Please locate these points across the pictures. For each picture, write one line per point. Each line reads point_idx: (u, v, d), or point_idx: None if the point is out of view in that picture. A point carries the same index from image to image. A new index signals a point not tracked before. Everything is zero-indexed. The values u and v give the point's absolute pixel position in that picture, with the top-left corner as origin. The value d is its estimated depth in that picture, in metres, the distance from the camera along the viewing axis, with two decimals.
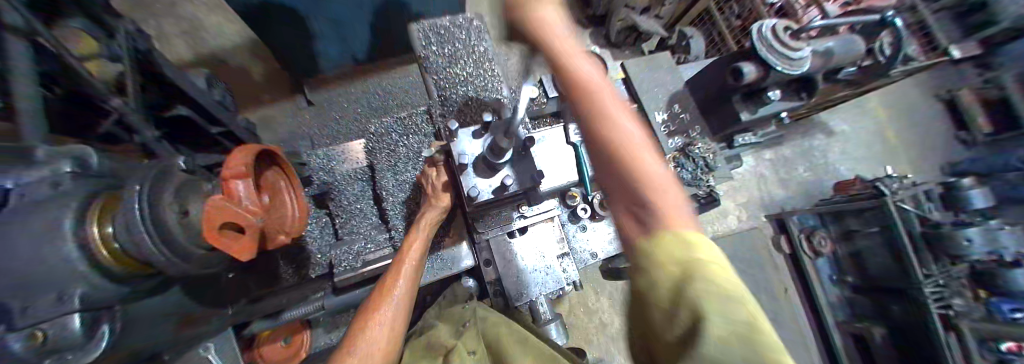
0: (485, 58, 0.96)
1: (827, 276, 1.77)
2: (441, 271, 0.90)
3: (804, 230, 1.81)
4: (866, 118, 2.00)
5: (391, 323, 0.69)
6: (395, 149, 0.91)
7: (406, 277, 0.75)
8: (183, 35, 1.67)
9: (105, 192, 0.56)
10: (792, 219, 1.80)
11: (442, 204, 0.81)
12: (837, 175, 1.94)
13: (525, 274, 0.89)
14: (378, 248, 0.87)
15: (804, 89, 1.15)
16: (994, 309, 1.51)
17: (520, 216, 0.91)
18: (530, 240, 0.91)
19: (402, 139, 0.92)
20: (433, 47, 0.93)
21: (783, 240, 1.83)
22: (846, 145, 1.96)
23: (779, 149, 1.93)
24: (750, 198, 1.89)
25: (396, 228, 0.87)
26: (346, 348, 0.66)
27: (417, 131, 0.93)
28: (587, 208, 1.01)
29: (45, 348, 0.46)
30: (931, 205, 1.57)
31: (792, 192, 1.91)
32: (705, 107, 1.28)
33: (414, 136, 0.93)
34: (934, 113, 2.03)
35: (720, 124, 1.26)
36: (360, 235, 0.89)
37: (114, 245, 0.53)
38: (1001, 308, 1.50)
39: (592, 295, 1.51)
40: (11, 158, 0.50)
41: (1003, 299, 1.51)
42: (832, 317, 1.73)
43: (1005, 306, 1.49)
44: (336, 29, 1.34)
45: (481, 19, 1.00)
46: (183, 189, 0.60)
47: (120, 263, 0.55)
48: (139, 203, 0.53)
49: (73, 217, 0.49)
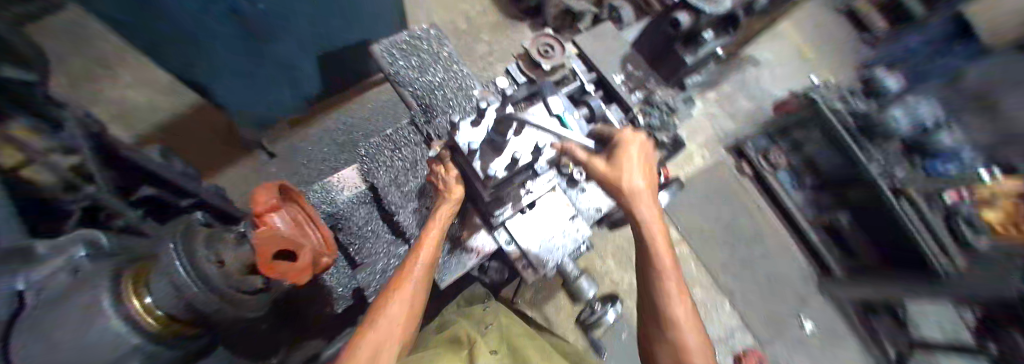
0: (452, 60, 0.96)
1: (790, 185, 2.00)
2: (459, 268, 0.84)
3: (759, 152, 2.04)
4: (787, 40, 2.20)
5: (408, 310, 0.67)
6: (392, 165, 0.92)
7: (423, 266, 0.72)
8: (116, 118, 1.58)
9: (132, 267, 0.61)
10: (747, 146, 2.02)
11: (455, 197, 0.75)
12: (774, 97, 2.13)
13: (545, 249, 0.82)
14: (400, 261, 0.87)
15: (731, 25, 1.28)
16: (931, 170, 1.79)
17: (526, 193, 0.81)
18: (538, 216, 0.84)
19: (399, 155, 0.95)
20: (400, 62, 0.92)
21: (745, 165, 2.03)
22: (776, 68, 2.16)
23: (720, 88, 2.12)
24: (708, 136, 2.06)
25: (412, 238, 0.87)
26: (358, 335, 0.64)
27: (407, 143, 0.96)
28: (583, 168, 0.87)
29: None
30: (856, 100, 1.86)
31: (743, 121, 2.09)
32: (655, 60, 1.38)
33: (406, 149, 0.95)
34: (840, 24, 2.26)
35: (669, 72, 1.33)
36: (380, 254, 0.90)
37: (156, 310, 0.58)
38: (936, 167, 1.78)
39: (597, 260, 1.63)
40: (20, 256, 0.52)
41: (937, 160, 1.78)
42: (803, 218, 1.95)
43: (939, 164, 1.77)
44: (285, 72, 1.34)
45: (437, 28, 1.01)
46: (210, 243, 0.66)
47: (165, 326, 0.60)
48: (179, 257, 0.60)
49: (108, 295, 0.54)
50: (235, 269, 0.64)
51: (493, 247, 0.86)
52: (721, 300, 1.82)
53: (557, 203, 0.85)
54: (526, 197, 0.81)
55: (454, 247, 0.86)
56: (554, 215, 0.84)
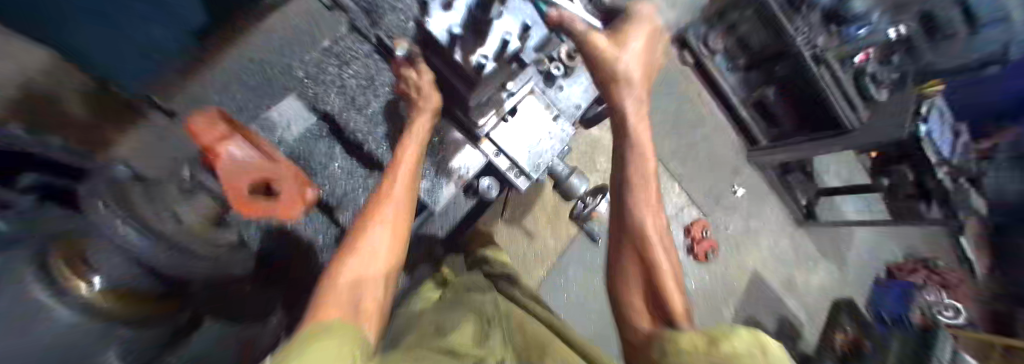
0: None
1: (725, 68, 2.12)
2: (440, 190, 0.81)
3: (700, 37, 2.06)
4: None
5: (393, 228, 0.62)
6: (344, 86, 0.82)
7: (403, 184, 0.66)
8: None
9: (52, 245, 0.47)
10: (688, 33, 2.04)
11: (431, 106, 0.72)
12: None
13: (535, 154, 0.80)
14: None
15: None
16: (847, 36, 1.92)
17: (508, 96, 0.76)
18: (523, 121, 0.79)
19: (349, 74, 0.83)
20: None
21: (686, 53, 2.07)
22: None
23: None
24: None
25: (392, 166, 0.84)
26: (332, 268, 0.56)
27: (358, 57, 0.84)
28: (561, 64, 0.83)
29: None
30: None
31: (680, 9, 2.09)
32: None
33: (354, 66, 0.83)
34: None
35: None
36: (357, 189, 0.83)
37: (113, 284, 0.48)
38: (851, 32, 1.90)
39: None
40: None
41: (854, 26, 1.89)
42: (737, 98, 2.13)
43: (854, 29, 1.89)
44: None
45: None
46: (151, 194, 0.56)
47: (128, 302, 0.50)
48: (121, 219, 0.50)
49: (39, 280, 0.42)
50: (196, 225, 0.58)
51: (479, 163, 0.82)
52: (673, 185, 2.02)
53: (539, 105, 0.80)
54: (508, 100, 0.76)
55: (440, 169, 0.80)
56: (538, 118, 0.80)
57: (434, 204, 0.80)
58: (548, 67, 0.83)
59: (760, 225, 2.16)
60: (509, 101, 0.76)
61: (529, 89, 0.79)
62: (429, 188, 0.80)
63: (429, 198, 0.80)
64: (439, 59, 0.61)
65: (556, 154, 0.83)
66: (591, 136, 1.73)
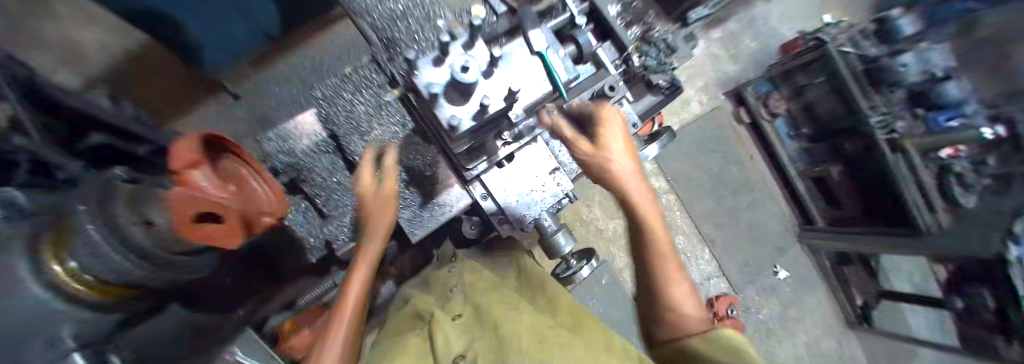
0: None
1: (786, 134, 1.95)
2: (429, 222, 0.84)
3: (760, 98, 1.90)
4: None
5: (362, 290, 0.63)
6: (352, 110, 0.85)
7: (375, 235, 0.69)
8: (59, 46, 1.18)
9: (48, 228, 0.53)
10: (748, 91, 1.89)
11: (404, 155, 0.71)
12: (780, 37, 1.97)
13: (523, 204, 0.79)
14: None
15: None
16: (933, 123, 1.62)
17: (503, 145, 0.76)
18: (515, 171, 0.79)
19: (358, 99, 0.85)
20: None
21: (743, 112, 1.93)
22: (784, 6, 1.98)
23: (726, 25, 1.93)
24: (708, 81, 1.93)
25: None
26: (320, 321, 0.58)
27: (366, 84, 0.85)
28: None
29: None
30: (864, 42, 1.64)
31: (742, 65, 1.95)
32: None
33: (366, 91, 0.85)
34: None
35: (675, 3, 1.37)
36: (347, 207, 0.87)
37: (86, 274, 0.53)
38: (939, 121, 1.61)
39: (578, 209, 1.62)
40: None
41: (942, 113, 1.60)
42: (794, 168, 1.94)
43: (943, 118, 1.60)
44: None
45: None
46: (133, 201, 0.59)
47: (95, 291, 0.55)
48: (93, 222, 0.54)
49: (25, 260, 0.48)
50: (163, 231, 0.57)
51: (467, 202, 0.84)
52: (702, 251, 1.86)
53: (539, 156, 0.80)
54: (503, 148, 0.76)
55: (425, 203, 0.84)
56: (533, 169, 0.79)
57: (414, 234, 0.83)
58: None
59: (798, 316, 1.90)
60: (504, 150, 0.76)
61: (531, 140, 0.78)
62: (411, 222, 0.83)
63: (409, 227, 0.83)
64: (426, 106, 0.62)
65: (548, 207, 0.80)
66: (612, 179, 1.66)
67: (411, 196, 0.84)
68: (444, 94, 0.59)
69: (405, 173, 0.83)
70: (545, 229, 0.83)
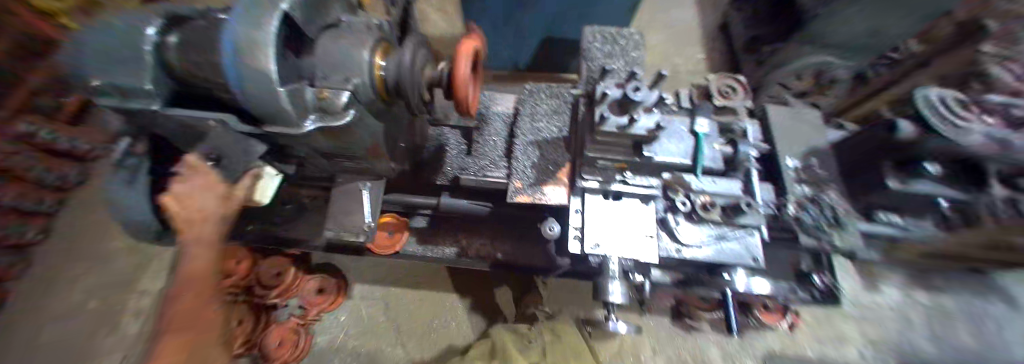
0: (635, 58, 1.03)
1: None
2: (535, 200, 0.90)
3: None
4: (953, 277, 1.67)
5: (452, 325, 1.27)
6: (539, 104, 1.03)
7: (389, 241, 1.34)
8: (442, 20, 1.99)
9: (383, 40, 0.75)
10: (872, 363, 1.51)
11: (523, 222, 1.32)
12: (911, 337, 1.56)
13: (605, 237, 0.83)
14: (496, 172, 1.01)
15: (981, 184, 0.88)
16: None
17: (621, 180, 0.86)
18: (619, 208, 0.86)
19: (544, 103, 1.03)
20: (596, 45, 1.05)
21: None
22: (945, 302, 1.62)
23: (850, 275, 1.66)
24: (823, 326, 1.58)
25: (516, 161, 0.96)
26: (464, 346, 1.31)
27: (557, 96, 1.04)
28: (687, 202, 0.87)
29: (323, 102, 0.68)
30: None
31: (871, 336, 1.56)
32: (859, 186, 0.98)
33: (554, 98, 1.04)
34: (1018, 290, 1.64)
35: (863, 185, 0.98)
36: (485, 160, 1.03)
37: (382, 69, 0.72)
38: None
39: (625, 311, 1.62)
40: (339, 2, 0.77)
41: None
42: None
43: None
44: (515, 34, 1.63)
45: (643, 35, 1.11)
46: (415, 50, 0.77)
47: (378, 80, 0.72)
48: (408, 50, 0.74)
49: (372, 43, 0.71)
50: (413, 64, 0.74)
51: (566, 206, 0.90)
52: None
53: (640, 213, 0.86)
54: (619, 184, 0.86)
55: (536, 184, 0.92)
56: (631, 220, 0.85)
57: (513, 197, 0.91)
58: (677, 198, 0.88)
59: None
60: (619, 187, 0.85)
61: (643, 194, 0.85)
62: (517, 189, 0.92)
63: (513, 192, 0.92)
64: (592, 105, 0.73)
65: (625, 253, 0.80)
66: (672, 316, 1.60)
67: (529, 173, 0.94)
68: (609, 102, 0.71)
69: (538, 158, 0.96)
70: (607, 276, 0.80)
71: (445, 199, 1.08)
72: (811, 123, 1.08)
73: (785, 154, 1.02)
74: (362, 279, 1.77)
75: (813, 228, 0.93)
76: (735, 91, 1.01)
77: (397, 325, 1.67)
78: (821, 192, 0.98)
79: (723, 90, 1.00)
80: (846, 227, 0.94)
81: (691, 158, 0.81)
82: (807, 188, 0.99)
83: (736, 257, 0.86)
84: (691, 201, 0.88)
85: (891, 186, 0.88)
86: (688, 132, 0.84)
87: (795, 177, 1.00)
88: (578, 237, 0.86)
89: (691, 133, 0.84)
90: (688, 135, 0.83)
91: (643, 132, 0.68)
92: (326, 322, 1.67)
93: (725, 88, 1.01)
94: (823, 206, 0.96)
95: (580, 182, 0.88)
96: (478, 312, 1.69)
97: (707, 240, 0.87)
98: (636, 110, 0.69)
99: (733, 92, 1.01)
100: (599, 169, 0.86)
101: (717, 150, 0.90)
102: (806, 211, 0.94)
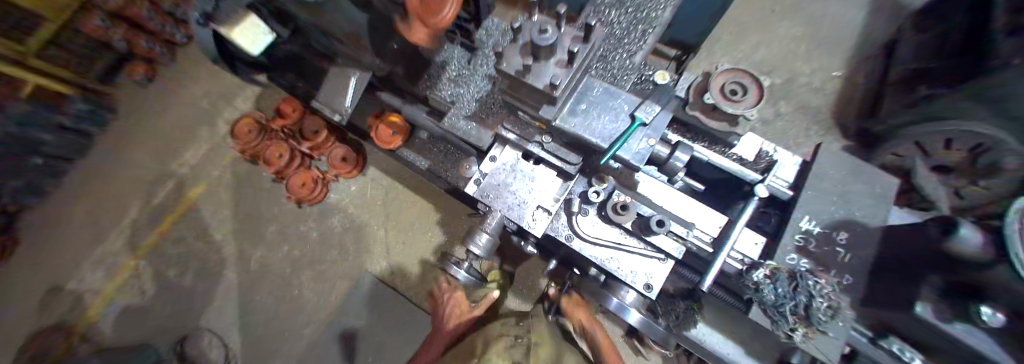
0: (634, 45, 1.07)
1: None
2: (468, 135, 1.01)
3: None
4: None
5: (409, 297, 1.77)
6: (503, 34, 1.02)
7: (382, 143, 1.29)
8: None
9: None
10: None
11: None
12: None
13: (502, 192, 0.96)
14: (462, 101, 1.06)
15: None
16: None
17: (536, 145, 0.93)
18: (532, 172, 0.97)
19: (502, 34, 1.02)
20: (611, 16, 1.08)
21: None
22: None
23: None
24: None
25: (473, 95, 1.06)
26: None
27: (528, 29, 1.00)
28: (599, 191, 0.93)
29: None
30: None
31: None
32: (883, 295, 0.74)
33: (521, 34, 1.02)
34: None
35: (883, 296, 0.74)
36: (462, 88, 1.08)
37: None
38: None
39: None
40: None
41: None
42: None
43: None
44: None
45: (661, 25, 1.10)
46: None
47: None
48: None
49: None
50: None
51: (484, 147, 1.00)
52: None
53: (549, 183, 0.96)
54: (535, 147, 0.94)
55: (472, 117, 1.03)
56: (541, 188, 0.96)
57: (448, 122, 1.04)
58: (596, 187, 0.94)
59: None
60: (534, 150, 0.93)
61: (559, 165, 0.92)
62: (452, 116, 1.05)
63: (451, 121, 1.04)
64: (504, 59, 0.74)
65: (512, 214, 0.94)
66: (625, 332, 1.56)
67: (470, 106, 1.05)
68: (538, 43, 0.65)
69: (486, 91, 1.05)
70: (486, 221, 0.96)
71: (407, 106, 1.24)
72: (870, 188, 0.83)
73: (806, 213, 0.81)
74: (376, 165, 1.95)
75: (769, 303, 0.73)
76: (743, 93, 0.94)
77: (392, 214, 1.88)
78: (816, 274, 0.75)
79: (729, 92, 0.94)
80: (830, 331, 0.74)
81: (610, 141, 0.79)
82: (800, 260, 0.77)
83: (626, 270, 0.91)
84: (609, 197, 0.93)
85: (918, 310, 0.66)
86: (629, 114, 0.82)
87: (798, 244, 0.79)
88: (476, 180, 0.98)
89: (630, 117, 0.81)
90: (625, 118, 0.81)
91: (539, 85, 0.70)
92: (341, 185, 1.94)
93: (731, 88, 0.95)
94: (805, 290, 0.71)
95: (501, 131, 0.97)
96: (451, 236, 1.82)
97: (599, 234, 0.94)
98: (540, 72, 0.71)
99: (740, 93, 0.95)
100: (523, 124, 0.94)
101: (649, 146, 0.84)
102: (776, 281, 0.73)
